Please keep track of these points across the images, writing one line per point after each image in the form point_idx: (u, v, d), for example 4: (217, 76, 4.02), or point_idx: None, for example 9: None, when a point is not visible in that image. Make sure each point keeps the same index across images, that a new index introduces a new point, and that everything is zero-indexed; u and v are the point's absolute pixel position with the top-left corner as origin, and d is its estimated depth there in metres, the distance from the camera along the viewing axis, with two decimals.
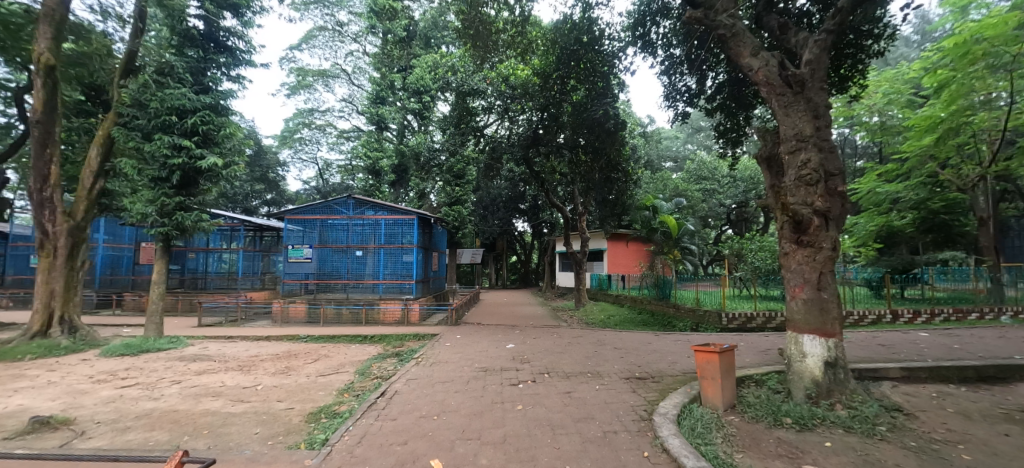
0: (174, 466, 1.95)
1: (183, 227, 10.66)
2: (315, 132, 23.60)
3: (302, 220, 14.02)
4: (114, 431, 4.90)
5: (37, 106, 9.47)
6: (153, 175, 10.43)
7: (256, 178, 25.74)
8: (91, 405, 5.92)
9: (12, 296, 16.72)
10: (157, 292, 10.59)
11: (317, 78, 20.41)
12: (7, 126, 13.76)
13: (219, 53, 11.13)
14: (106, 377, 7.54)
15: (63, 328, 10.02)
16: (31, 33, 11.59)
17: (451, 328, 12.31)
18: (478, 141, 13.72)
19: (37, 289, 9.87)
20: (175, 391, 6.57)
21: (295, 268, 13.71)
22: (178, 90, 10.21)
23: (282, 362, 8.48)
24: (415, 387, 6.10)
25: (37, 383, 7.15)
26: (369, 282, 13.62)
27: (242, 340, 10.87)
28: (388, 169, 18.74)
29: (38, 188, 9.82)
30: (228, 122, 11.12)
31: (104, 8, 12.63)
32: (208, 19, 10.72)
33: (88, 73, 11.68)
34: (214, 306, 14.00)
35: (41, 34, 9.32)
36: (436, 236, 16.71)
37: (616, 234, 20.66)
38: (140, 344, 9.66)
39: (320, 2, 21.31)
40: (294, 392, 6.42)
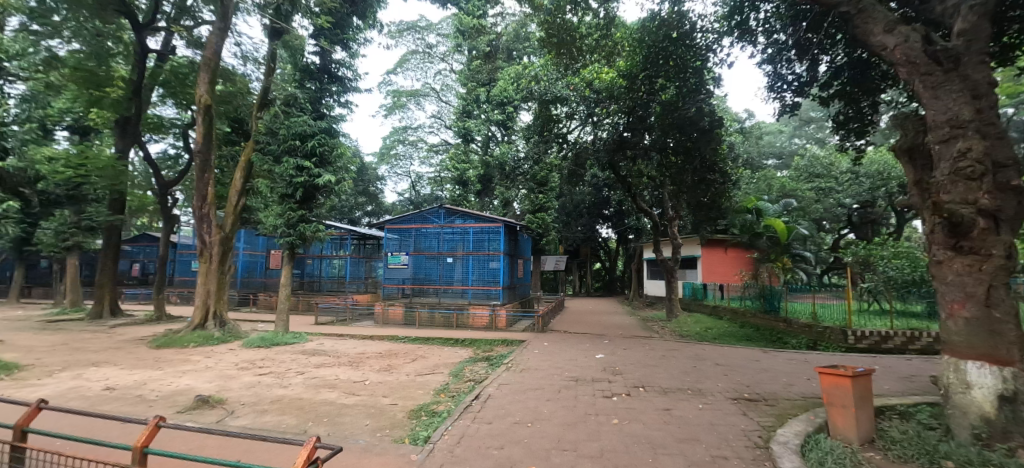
0: (310, 451, 2.15)
1: (304, 237, 12.10)
2: (409, 148, 25.36)
3: (399, 230, 15.13)
4: (254, 413, 5.69)
5: (198, 138, 11.42)
6: (282, 192, 12.00)
7: (359, 191, 28.40)
8: (237, 388, 6.96)
9: (180, 294, 20.35)
10: (284, 293, 12.10)
11: (410, 98, 21.91)
12: (177, 156, 16.88)
13: (332, 83, 12.56)
14: (248, 365, 8.80)
15: (216, 322, 11.90)
16: (193, 80, 14.15)
17: (538, 334, 12.36)
18: (562, 148, 13.67)
19: (198, 289, 11.85)
20: (300, 381, 7.46)
21: (394, 274, 14.90)
22: (301, 117, 11.74)
23: (385, 360, 9.19)
24: (507, 392, 6.19)
25: (198, 367, 8.59)
26: (458, 287, 14.22)
27: (351, 339, 11.98)
28: (475, 179, 19.48)
29: (200, 205, 11.86)
30: (340, 143, 12.44)
31: (244, 54, 15.05)
32: (322, 54, 12.22)
33: (233, 109, 14.02)
34: (328, 306, 15.67)
35: (201, 80, 11.32)
36: (522, 243, 17.01)
37: (713, 240, 19.20)
38: (272, 338, 11.12)
39: (412, 28, 23.03)
40: (397, 389, 6.91)
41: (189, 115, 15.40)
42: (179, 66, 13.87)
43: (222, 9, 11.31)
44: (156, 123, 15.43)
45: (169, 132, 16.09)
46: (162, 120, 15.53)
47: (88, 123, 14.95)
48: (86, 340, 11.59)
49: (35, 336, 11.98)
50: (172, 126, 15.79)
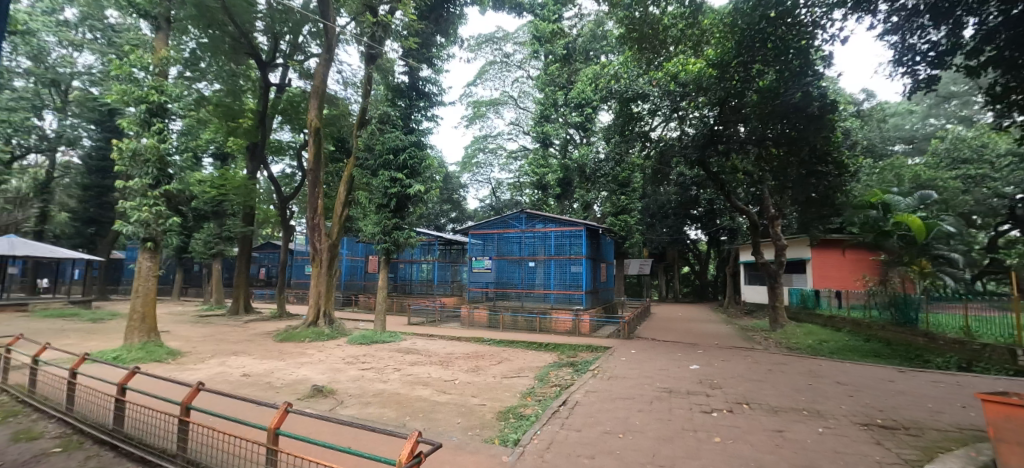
0: (414, 443, 2.65)
1: (398, 243, 13.04)
2: (489, 155, 26.04)
3: (482, 235, 15.60)
4: (360, 404, 6.22)
5: (311, 157, 12.91)
6: (378, 203, 13.03)
7: (445, 199, 29.86)
8: (344, 381, 7.67)
9: (296, 295, 23.04)
10: (382, 295, 13.10)
11: (489, 106, 22.49)
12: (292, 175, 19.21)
13: (420, 100, 13.42)
14: (352, 360, 9.66)
15: (325, 320, 13.26)
16: (304, 106, 16.10)
17: (624, 341, 11.92)
18: (646, 147, 13.16)
19: (310, 291, 13.26)
20: (397, 377, 8.01)
21: (478, 278, 15.38)
22: (395, 133, 12.72)
23: (472, 361, 9.51)
24: (595, 399, 6.05)
25: (312, 360, 9.62)
26: (540, 291, 14.29)
27: (441, 339, 12.58)
28: (554, 183, 19.39)
29: (312, 216, 13.36)
30: (428, 154, 13.18)
31: (345, 79, 16.73)
32: (410, 73, 13.14)
33: (336, 130, 15.77)
34: (420, 308, 16.64)
35: (312, 106, 12.78)
36: (605, 246, 16.61)
37: (826, 240, 17.08)
38: (372, 336, 12.09)
39: (490, 40, 23.75)
40: (485, 390, 7.10)
41: (302, 137, 17.46)
42: (293, 96, 15.92)
43: (328, 42, 12.62)
44: (277, 147, 17.71)
45: (286, 154, 18.37)
46: (281, 144, 17.79)
47: (226, 150, 17.63)
48: (227, 332, 13.58)
49: (190, 328, 14.32)
50: (289, 148, 17.98)
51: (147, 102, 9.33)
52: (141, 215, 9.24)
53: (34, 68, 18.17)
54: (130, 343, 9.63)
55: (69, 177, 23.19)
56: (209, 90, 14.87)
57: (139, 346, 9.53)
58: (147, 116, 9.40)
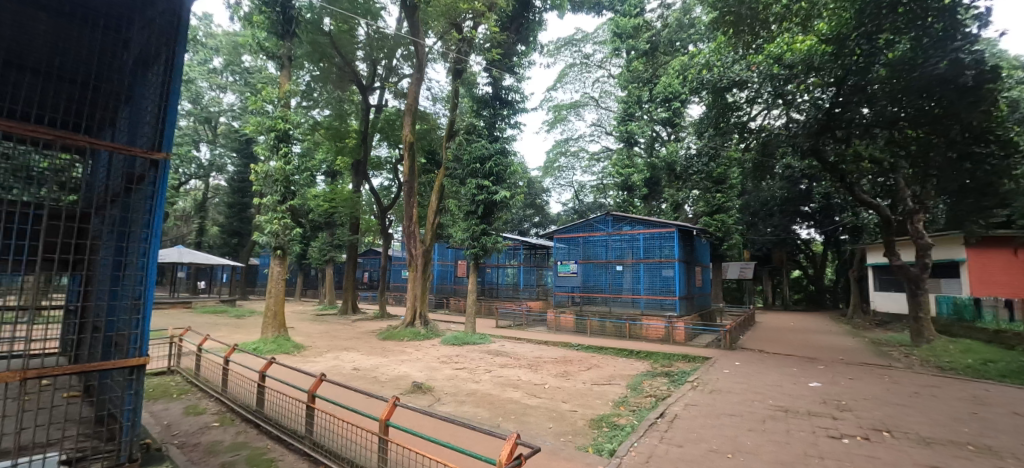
0: (513, 445, 2.71)
1: (486, 248, 13.45)
2: (572, 159, 25.76)
3: (567, 239, 15.49)
4: (456, 402, 6.52)
5: (406, 169, 13.89)
6: (467, 210, 13.58)
7: (528, 204, 30.24)
8: (440, 379, 8.09)
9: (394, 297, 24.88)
10: (472, 298, 13.57)
11: (569, 109, 22.16)
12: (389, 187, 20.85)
13: (504, 108, 13.80)
14: (447, 359, 10.16)
15: (421, 321, 14.13)
16: (399, 123, 17.47)
17: (726, 352, 11.00)
18: (745, 139, 12.15)
19: (408, 294, 14.22)
20: (488, 378, 8.25)
21: (564, 282, 15.30)
22: (481, 142, 13.17)
23: (561, 366, 9.45)
24: (696, 413, 5.66)
25: (411, 358, 10.30)
26: (628, 296, 13.77)
27: (529, 343, 12.69)
28: (641, 184, 18.56)
29: (408, 224, 14.27)
30: (513, 161, 13.49)
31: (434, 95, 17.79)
32: (494, 84, 13.55)
33: (428, 143, 16.91)
34: (507, 312, 16.93)
35: (406, 123, 13.76)
36: (699, 248, 15.53)
37: (987, 239, 14.23)
38: (464, 337, 12.59)
39: (569, 43, 23.61)
40: (575, 396, 7.00)
41: (397, 151, 18.90)
42: (390, 115, 17.39)
43: (418, 61, 13.42)
44: (377, 162, 19.38)
45: (383, 168, 20.00)
46: (380, 159, 19.41)
47: (335, 168, 19.73)
48: (339, 330, 15.11)
49: (309, 325, 16.21)
50: (386, 163, 19.56)
51: (275, 130, 10.79)
52: (272, 227, 10.71)
53: (193, 109, 22.05)
54: (266, 336, 11.17)
55: (219, 197, 27.72)
56: (321, 115, 16.77)
57: (272, 339, 11.03)
58: (275, 142, 10.85)
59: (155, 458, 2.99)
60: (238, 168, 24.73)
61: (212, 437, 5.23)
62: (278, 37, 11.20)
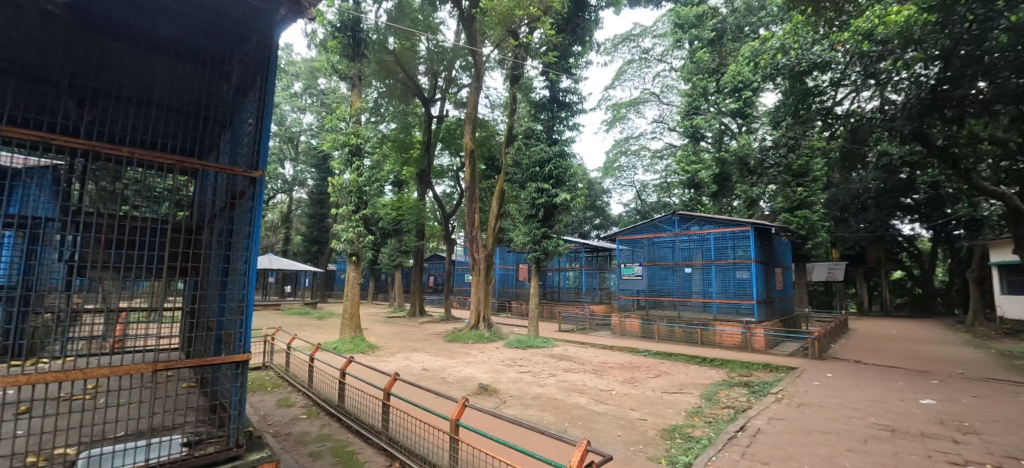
0: (583, 452, 2.68)
1: (547, 251, 13.38)
2: (633, 158, 24.93)
3: (630, 240, 15.02)
4: (521, 405, 6.55)
5: (468, 175, 14.26)
6: (527, 213, 13.60)
7: (588, 206, 29.75)
8: (506, 381, 8.18)
9: (459, 300, 25.57)
10: (534, 302, 13.56)
11: (629, 107, 21.39)
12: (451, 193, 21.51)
13: (562, 111, 13.69)
14: (511, 362, 10.25)
15: (485, 323, 14.38)
16: (459, 131, 18.02)
17: (814, 362, 10.05)
18: (831, 126, 11.05)
19: (472, 297, 14.53)
20: (553, 382, 8.20)
21: (629, 285, 14.85)
22: (540, 146, 13.14)
23: (628, 372, 9.16)
24: (781, 428, 5.23)
25: (476, 360, 10.51)
26: (699, 300, 13.05)
27: (593, 347, 12.44)
28: (709, 180, 17.50)
29: (469, 229, 14.54)
30: (572, 163, 13.34)
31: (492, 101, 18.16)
32: (551, 88, 13.51)
33: (488, 150, 17.26)
34: (570, 315, 16.71)
35: (467, 131, 14.15)
36: (779, 247, 14.35)
37: None
38: (527, 341, 12.63)
39: (627, 39, 22.98)
40: (644, 404, 6.76)
41: (459, 159, 19.48)
42: (451, 125, 17.99)
43: (477, 70, 13.72)
44: (440, 171, 20.11)
45: (445, 176, 20.71)
46: (442, 167, 20.12)
47: (402, 178, 20.75)
48: (408, 332, 15.80)
49: (382, 327, 17.12)
50: (449, 170, 20.23)
51: (348, 145, 11.57)
52: (348, 235, 11.48)
53: (277, 130, 24.33)
54: (344, 337, 11.97)
55: (301, 208, 30.28)
56: (388, 129, 17.74)
57: (349, 339, 11.79)
58: (348, 156, 11.61)
59: (259, 445, 3.08)
60: (317, 181, 26.86)
61: (302, 428, 5.69)
62: (348, 59, 11.99)
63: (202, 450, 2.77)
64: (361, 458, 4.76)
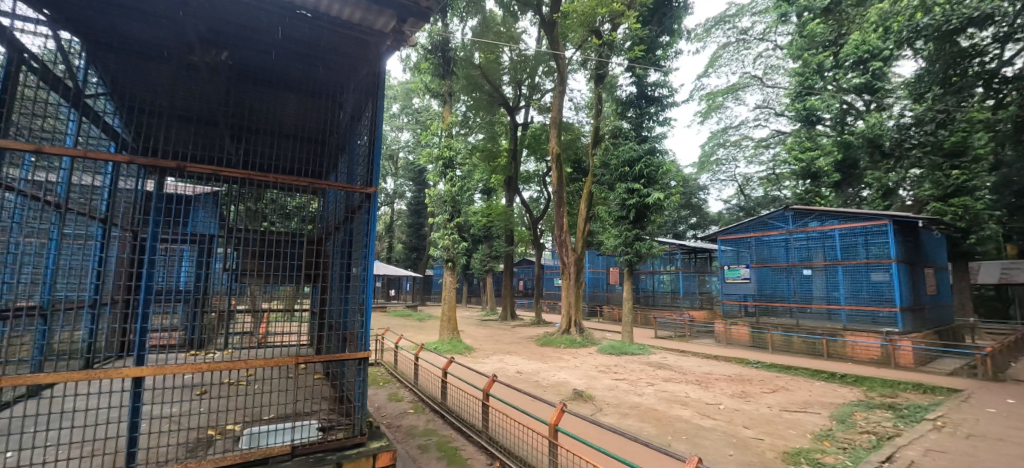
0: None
1: (641, 254, 12.75)
2: (733, 150, 22.90)
3: (734, 240, 13.81)
4: (619, 414, 6.34)
5: (554, 179, 14.22)
6: (617, 215, 13.15)
7: (682, 204, 27.93)
8: (601, 388, 7.98)
9: (549, 304, 25.61)
10: (628, 307, 13.02)
11: (726, 95, 19.67)
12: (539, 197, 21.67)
13: (650, 106, 12.98)
14: (605, 369, 9.99)
15: (577, 328, 14.18)
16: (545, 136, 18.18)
17: (982, 383, 8.29)
18: (996, 93, 9.71)
19: (563, 302, 14.41)
20: (652, 391, 7.81)
21: (734, 289, 13.63)
22: (629, 145, 12.63)
23: (737, 386, 8.38)
24: (941, 464, 4.38)
25: (569, 365, 10.42)
26: (822, 307, 11.54)
27: (695, 356, 11.61)
28: (829, 168, 15.30)
29: (558, 233, 14.43)
30: (664, 160, 12.60)
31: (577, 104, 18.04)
32: (638, 83, 12.91)
33: (574, 153, 17.13)
34: (666, 321, 15.78)
35: (552, 135, 14.17)
36: (927, 244, 12.15)
37: None
38: (621, 347, 12.20)
39: (722, 21, 21.26)
40: (759, 421, 6.13)
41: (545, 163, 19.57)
42: (536, 131, 18.24)
43: (559, 74, 13.69)
44: (526, 176, 20.43)
45: (532, 181, 20.97)
46: (529, 173, 20.42)
47: (491, 185, 21.43)
48: (501, 335, 16.21)
49: (476, 329, 17.80)
50: (535, 176, 20.48)
51: (441, 158, 12.24)
52: (443, 242, 12.14)
53: None
54: (443, 338, 12.66)
55: (401, 219, 32.79)
56: (476, 139, 18.48)
57: (448, 340, 12.44)
58: (442, 169, 12.29)
59: (379, 434, 3.34)
60: (414, 193, 28.92)
61: (410, 421, 6.14)
62: (439, 77, 12.71)
63: (333, 435, 3.10)
64: (463, 455, 4.97)
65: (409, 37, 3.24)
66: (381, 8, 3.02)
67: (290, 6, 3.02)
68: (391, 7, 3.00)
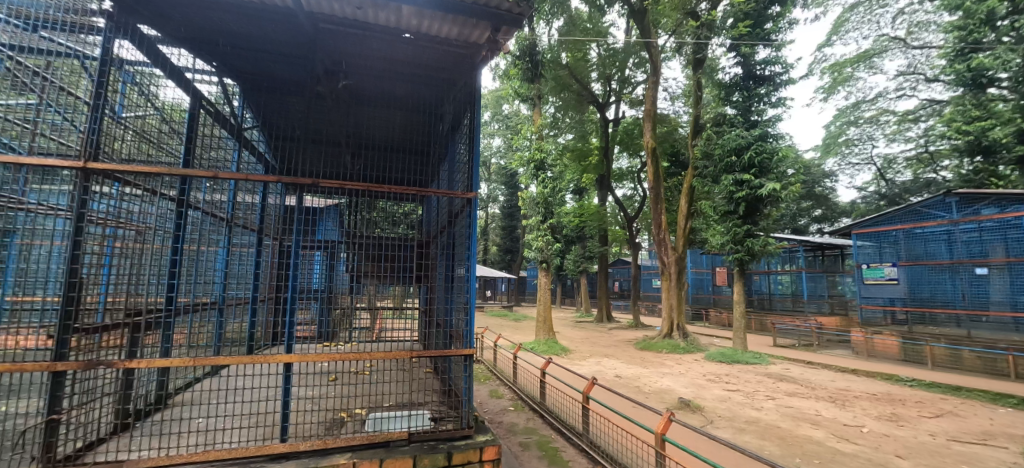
0: None
1: (753, 252, 11.53)
2: (867, 128, 19.68)
3: (874, 234, 11.92)
4: (734, 428, 5.82)
5: (650, 175, 13.53)
6: (724, 210, 12.05)
7: (803, 195, 24.71)
8: (712, 399, 7.39)
9: (648, 306, 24.42)
10: (740, 311, 11.82)
11: (856, 64, 16.91)
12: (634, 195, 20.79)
13: (759, 87, 11.73)
14: (714, 378, 9.24)
15: (680, 332, 13.27)
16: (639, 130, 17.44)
17: None
18: None
19: (664, 305, 13.57)
20: (773, 406, 7.03)
21: (875, 292, 11.71)
22: (735, 132, 11.50)
23: (884, 406, 7.15)
24: None
25: (673, 372, 9.84)
26: (1006, 316, 9.51)
27: (825, 369, 10.19)
28: (1011, 141, 12.38)
29: (657, 231, 13.66)
30: (779, 146, 11.25)
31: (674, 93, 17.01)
32: (744, 62, 11.74)
33: (672, 145, 16.17)
34: (787, 328, 14.08)
35: (647, 128, 13.50)
36: None
37: None
38: (733, 354, 11.20)
39: None
40: (917, 451, 5.17)
41: (639, 158, 18.74)
42: (628, 126, 17.59)
43: (652, 64, 13.00)
44: (619, 174, 19.78)
45: (626, 178, 20.21)
46: (622, 170, 19.75)
47: (583, 185, 21.12)
48: (598, 337, 15.89)
49: (572, 331, 17.65)
50: (629, 173, 19.72)
51: (533, 161, 12.37)
52: (538, 243, 12.26)
53: None
54: (539, 338, 12.80)
55: (495, 222, 33.79)
56: (567, 139, 18.37)
57: (544, 341, 12.54)
58: (533, 171, 12.38)
59: (485, 428, 3.46)
60: (507, 196, 29.70)
61: (511, 418, 6.30)
62: (527, 82, 12.81)
63: (443, 425, 3.31)
64: (564, 456, 4.96)
65: (503, 45, 3.26)
66: (476, 20, 3.10)
67: (395, 31, 3.26)
68: (486, 18, 3.06)
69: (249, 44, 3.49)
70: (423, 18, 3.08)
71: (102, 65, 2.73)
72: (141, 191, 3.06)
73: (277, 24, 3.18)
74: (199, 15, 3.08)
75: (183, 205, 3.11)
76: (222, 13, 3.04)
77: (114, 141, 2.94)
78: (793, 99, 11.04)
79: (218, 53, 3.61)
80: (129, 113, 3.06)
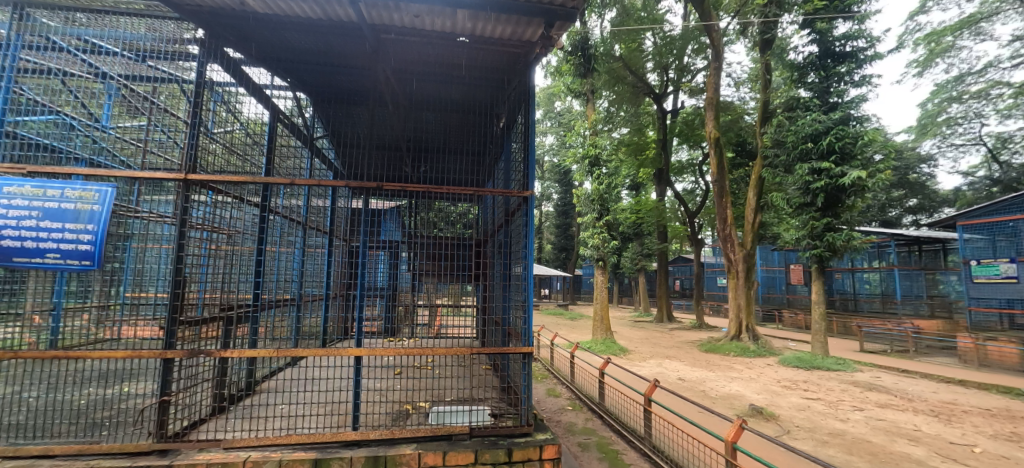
0: None
1: (835, 247, 10.52)
2: (974, 103, 17.23)
3: (986, 226, 10.38)
4: (814, 440, 5.38)
5: (712, 166, 12.81)
6: (799, 202, 11.11)
7: (893, 183, 22.14)
8: (788, 407, 6.87)
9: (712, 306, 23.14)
10: (818, 312, 10.81)
11: (959, 32, 14.85)
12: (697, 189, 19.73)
13: (839, 65, 10.68)
14: (791, 384, 8.58)
15: (749, 334, 12.45)
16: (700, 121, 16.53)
17: None
18: None
19: (731, 304, 12.75)
20: (860, 418, 6.41)
21: (988, 292, 10.34)
22: (810, 116, 10.56)
23: (1001, 424, 6.26)
24: None
25: (743, 376, 9.26)
26: None
27: (923, 379, 9.11)
28: None
29: (722, 226, 12.88)
30: (863, 129, 10.17)
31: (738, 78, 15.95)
32: (819, 40, 10.79)
33: (737, 135, 15.24)
34: (876, 332, 12.72)
35: (709, 117, 12.77)
36: None
37: None
38: (811, 360, 10.32)
39: None
40: None
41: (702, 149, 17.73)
42: (688, 116, 16.77)
43: (713, 48, 12.24)
44: (679, 167, 18.91)
45: (688, 171, 19.25)
46: (682, 164, 18.89)
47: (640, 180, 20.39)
48: (657, 337, 15.33)
49: (630, 331, 17.16)
50: (689, 165, 18.79)
51: (587, 157, 12.12)
52: (594, 241, 12.01)
53: None
54: (597, 337, 12.56)
55: (549, 220, 33.55)
56: (622, 133, 17.83)
57: (601, 340, 12.29)
58: (588, 167, 12.14)
59: (545, 427, 3.46)
60: (561, 194, 29.40)
61: (569, 418, 6.25)
62: (580, 77, 12.61)
63: (504, 422, 3.37)
64: (626, 459, 4.85)
65: (557, 41, 3.24)
66: (531, 19, 3.10)
67: (451, 35, 3.35)
68: (539, 15, 3.05)
69: (318, 58, 3.74)
70: (478, 20, 3.13)
71: (197, 86, 3.06)
72: (230, 198, 3.39)
73: (343, 38, 3.38)
74: (277, 36, 3.36)
75: (266, 209, 3.41)
76: (295, 31, 3.29)
77: (209, 154, 3.32)
78: (879, 76, 9.97)
79: (292, 69, 3.91)
80: (219, 129, 3.45)
